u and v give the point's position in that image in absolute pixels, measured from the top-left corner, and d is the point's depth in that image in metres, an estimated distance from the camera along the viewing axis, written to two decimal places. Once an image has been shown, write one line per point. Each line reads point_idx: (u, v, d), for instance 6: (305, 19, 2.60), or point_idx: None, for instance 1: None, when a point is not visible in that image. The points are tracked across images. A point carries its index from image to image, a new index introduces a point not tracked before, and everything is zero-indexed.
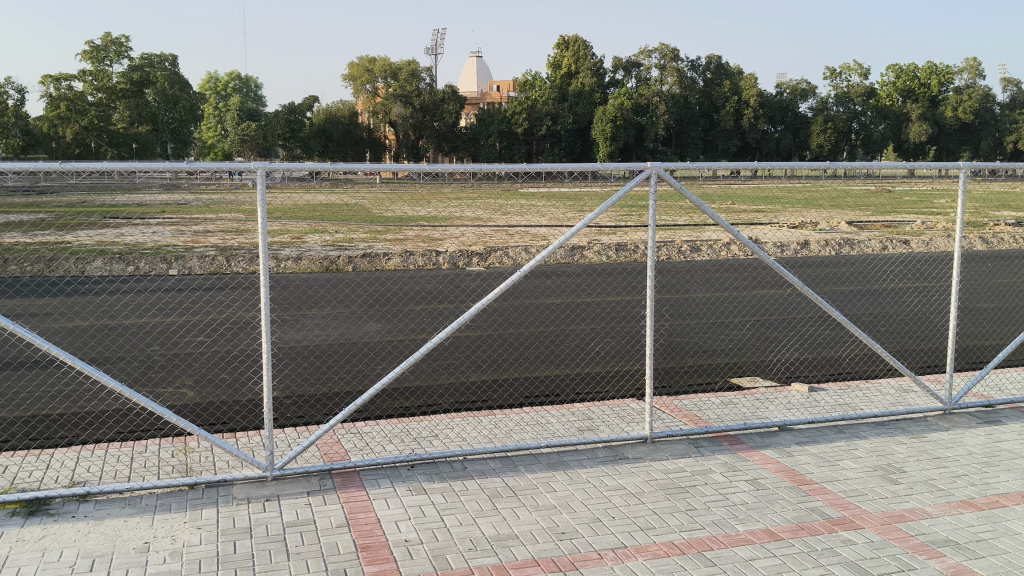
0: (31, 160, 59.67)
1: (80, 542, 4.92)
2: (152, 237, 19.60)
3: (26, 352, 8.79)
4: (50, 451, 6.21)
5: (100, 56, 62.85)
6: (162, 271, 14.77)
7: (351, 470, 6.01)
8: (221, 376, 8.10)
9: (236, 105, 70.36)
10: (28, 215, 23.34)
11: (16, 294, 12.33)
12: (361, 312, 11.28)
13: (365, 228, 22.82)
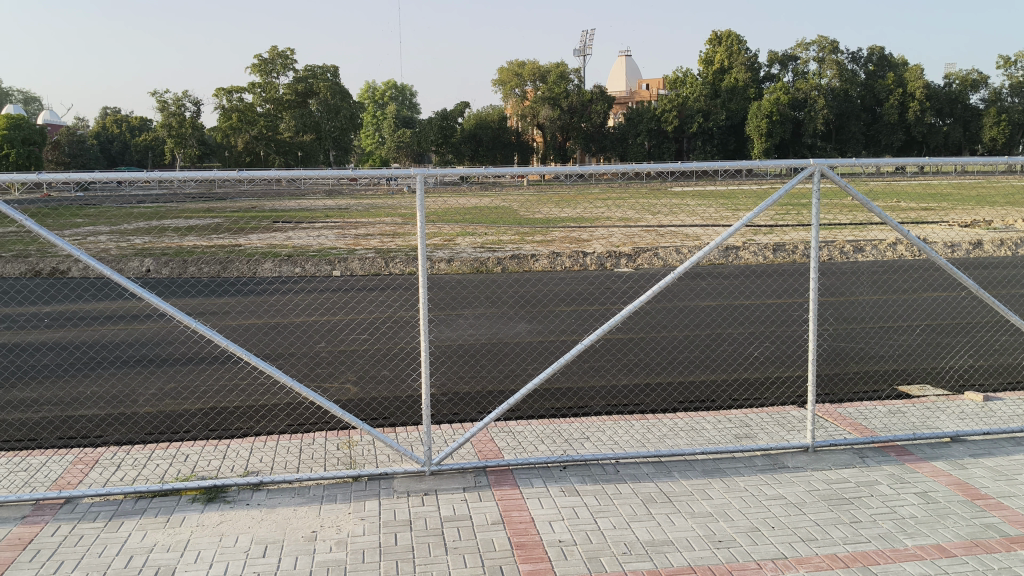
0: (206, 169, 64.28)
1: (253, 529, 5.19)
2: (316, 241, 20.57)
3: (205, 348, 9.38)
4: (227, 442, 6.60)
5: (267, 69, 66.25)
6: (328, 272, 15.46)
7: (505, 468, 6.06)
8: (381, 373, 8.36)
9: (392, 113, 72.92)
10: (207, 221, 24.98)
11: (198, 293, 13.21)
12: (513, 313, 11.41)
13: (516, 229, 23.12)
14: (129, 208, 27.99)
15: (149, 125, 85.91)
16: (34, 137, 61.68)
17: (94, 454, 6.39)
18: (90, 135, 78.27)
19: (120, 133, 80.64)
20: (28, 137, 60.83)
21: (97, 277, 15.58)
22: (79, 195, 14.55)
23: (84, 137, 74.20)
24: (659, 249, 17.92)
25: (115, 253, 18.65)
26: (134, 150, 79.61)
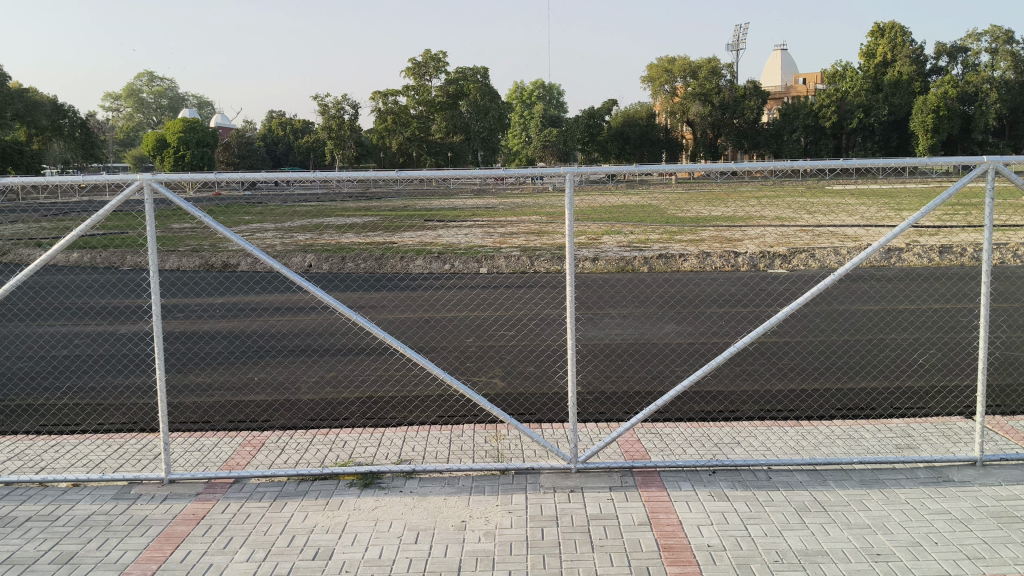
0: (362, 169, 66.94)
1: (406, 515, 5.37)
2: (465, 238, 21.01)
3: (362, 340, 9.77)
4: (382, 430, 6.85)
5: (421, 72, 68.25)
6: (475, 270, 15.76)
7: (652, 469, 6.02)
8: (529, 370, 8.47)
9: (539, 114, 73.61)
10: (362, 218, 25.94)
11: (355, 288, 13.78)
12: (660, 313, 11.31)
13: (663, 228, 22.89)
14: (292, 207, 29.45)
15: (311, 127, 90.07)
16: (208, 139, 65.82)
17: (261, 437, 6.78)
18: (257, 137, 82.86)
19: (284, 135, 84.96)
20: (202, 139, 64.92)
21: (263, 272, 16.48)
22: (247, 193, 15.43)
23: (251, 138, 78.65)
24: (821, 249, 17.42)
25: (280, 249, 19.68)
26: (297, 152, 83.70)
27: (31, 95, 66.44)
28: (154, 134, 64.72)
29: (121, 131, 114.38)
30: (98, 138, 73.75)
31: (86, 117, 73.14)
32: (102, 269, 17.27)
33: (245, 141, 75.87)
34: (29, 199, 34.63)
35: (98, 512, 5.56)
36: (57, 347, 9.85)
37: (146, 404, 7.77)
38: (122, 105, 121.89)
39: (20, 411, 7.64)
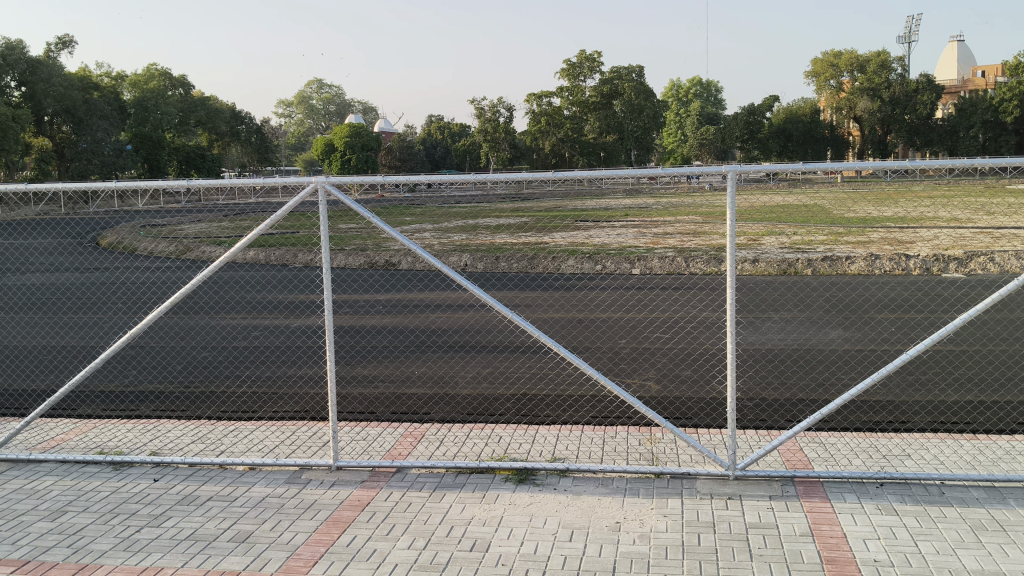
0: (516, 170, 68.16)
1: (561, 513, 5.42)
2: (618, 239, 20.90)
3: (518, 338, 9.93)
4: (537, 428, 6.93)
5: (575, 73, 68.48)
6: (627, 271, 15.70)
7: (814, 479, 5.83)
8: (684, 373, 8.36)
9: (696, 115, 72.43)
10: (515, 219, 26.32)
11: (509, 287, 14.01)
12: (825, 318, 10.90)
13: (826, 230, 22.04)
14: (449, 208, 30.29)
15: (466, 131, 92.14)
16: (372, 143, 68.50)
17: (421, 429, 7.01)
18: (416, 141, 85.72)
19: (440, 138, 87.42)
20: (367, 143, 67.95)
21: (423, 271, 17.02)
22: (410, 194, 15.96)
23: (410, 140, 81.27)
24: (1018, 250, 16.99)
25: (437, 249, 20.22)
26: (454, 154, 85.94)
27: (212, 103, 71.42)
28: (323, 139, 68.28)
29: (292, 136, 121.05)
30: (273, 143, 78.38)
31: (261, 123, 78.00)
32: (276, 267, 18.32)
33: (406, 144, 78.54)
34: (211, 199, 37.19)
35: (272, 494, 5.91)
36: (236, 338, 10.53)
37: (316, 394, 8.18)
38: (293, 112, 129.40)
39: (203, 398, 8.21)
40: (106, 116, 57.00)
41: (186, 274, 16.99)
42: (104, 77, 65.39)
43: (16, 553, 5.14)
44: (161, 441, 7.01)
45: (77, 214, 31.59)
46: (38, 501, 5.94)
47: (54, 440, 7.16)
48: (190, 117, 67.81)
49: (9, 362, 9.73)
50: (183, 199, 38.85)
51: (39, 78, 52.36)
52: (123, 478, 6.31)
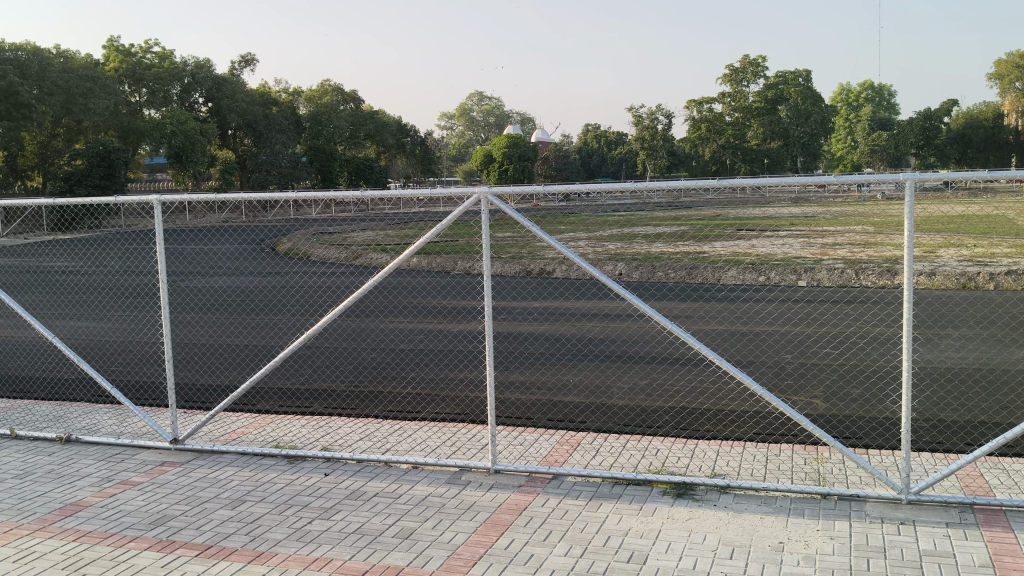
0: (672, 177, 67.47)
1: (720, 530, 5.32)
2: (782, 249, 20.31)
3: (678, 350, 9.83)
4: (696, 442, 6.84)
5: (738, 78, 67.17)
6: (792, 282, 15.23)
7: (996, 508, 5.48)
8: (853, 391, 8.03)
9: (866, 120, 69.20)
10: (675, 228, 26.09)
11: (668, 297, 13.88)
12: (1011, 337, 10.18)
13: (1012, 241, 20.63)
14: (606, 217, 30.30)
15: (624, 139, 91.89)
16: (529, 153, 69.28)
17: (577, 437, 7.06)
18: (574, 150, 86.26)
19: (597, 147, 87.82)
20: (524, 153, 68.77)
21: (580, 279, 17.09)
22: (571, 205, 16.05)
23: (568, 149, 81.92)
24: None
25: (592, 258, 20.23)
26: (611, 163, 85.85)
27: (381, 116, 74.35)
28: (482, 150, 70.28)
29: (453, 147, 124.67)
30: (435, 154, 80.96)
31: (425, 135, 80.66)
32: (439, 273, 18.90)
33: (563, 154, 79.06)
34: (379, 205, 38.68)
35: (433, 493, 6.11)
36: (401, 341, 10.95)
37: (475, 397, 8.40)
38: (455, 123, 133.43)
39: (369, 397, 8.58)
40: (285, 130, 59.60)
41: (356, 279, 17.81)
42: (282, 93, 69.48)
43: (200, 537, 5.55)
44: (332, 438, 7.37)
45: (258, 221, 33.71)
46: (220, 489, 6.39)
47: (235, 432, 7.67)
48: (360, 130, 70.71)
49: (197, 358, 10.49)
50: (353, 208, 40.73)
51: (224, 94, 56.64)
52: (297, 471, 6.69)
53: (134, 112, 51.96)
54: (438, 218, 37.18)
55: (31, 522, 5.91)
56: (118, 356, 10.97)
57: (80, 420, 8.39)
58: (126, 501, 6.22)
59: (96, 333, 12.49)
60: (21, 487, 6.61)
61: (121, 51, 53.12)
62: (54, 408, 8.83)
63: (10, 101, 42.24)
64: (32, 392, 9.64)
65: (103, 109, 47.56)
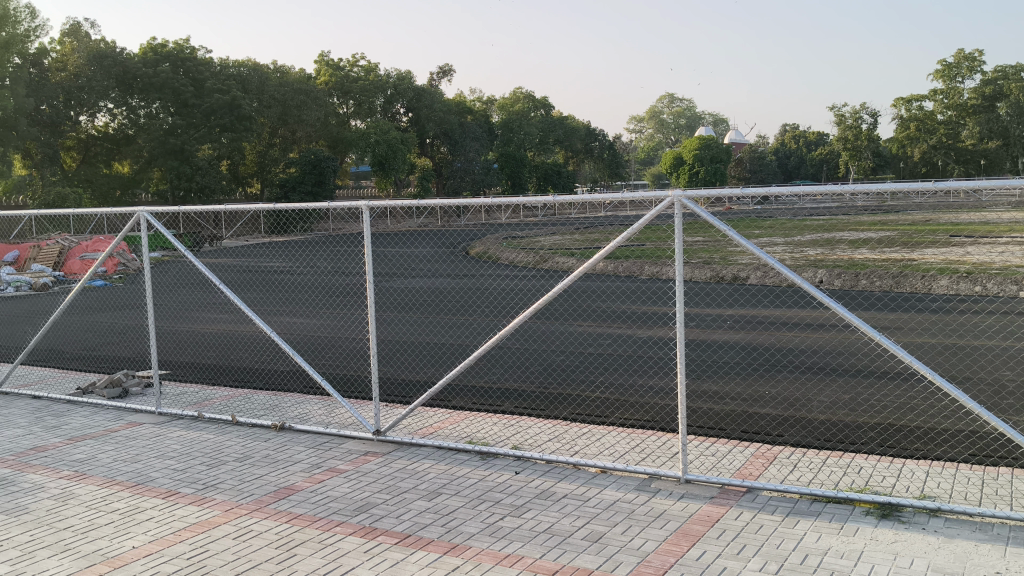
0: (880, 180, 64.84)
1: (931, 555, 4.99)
2: (1002, 258, 18.82)
3: (884, 363, 9.31)
4: (902, 461, 6.47)
5: (952, 73, 62.65)
6: (1014, 293, 14.04)
7: None
8: None
9: None
10: (879, 233, 24.78)
11: (872, 307, 13.20)
12: None
13: None
14: (805, 221, 29.13)
15: (824, 140, 88.26)
16: (723, 154, 68.54)
17: (773, 450, 6.84)
18: (769, 151, 83.66)
19: (796, 149, 85.16)
20: (718, 154, 68.22)
21: (777, 287, 16.51)
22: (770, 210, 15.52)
23: (763, 151, 79.84)
24: None
25: (789, 264, 19.54)
26: (809, 164, 82.51)
27: (570, 122, 75.22)
28: (672, 152, 69.70)
29: (642, 150, 124.83)
30: (624, 158, 80.91)
31: (614, 140, 80.96)
32: (629, 278, 18.83)
33: (757, 156, 77.12)
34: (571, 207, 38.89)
35: (623, 499, 6.09)
36: (590, 344, 11.01)
37: (666, 405, 8.30)
38: (645, 127, 132.96)
39: (558, 399, 8.68)
40: (479, 138, 62.02)
41: (548, 283, 18.03)
42: (477, 102, 72.06)
43: (399, 526, 5.81)
44: (523, 437, 7.51)
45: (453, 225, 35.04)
46: (417, 481, 6.66)
47: (432, 427, 7.98)
48: (550, 136, 71.94)
49: (396, 354, 11.00)
50: (543, 213, 41.56)
51: (423, 104, 58.69)
52: (489, 468, 6.87)
53: (341, 123, 55.57)
54: (630, 223, 37.01)
55: (249, 502, 6.40)
56: (326, 351, 11.69)
57: (292, 409, 9.01)
58: (333, 488, 6.61)
59: (305, 329, 13.39)
60: (241, 469, 7.18)
61: (331, 66, 56.80)
62: (270, 398, 9.52)
63: (234, 114, 46.56)
64: (251, 381, 10.47)
65: (314, 120, 51.22)
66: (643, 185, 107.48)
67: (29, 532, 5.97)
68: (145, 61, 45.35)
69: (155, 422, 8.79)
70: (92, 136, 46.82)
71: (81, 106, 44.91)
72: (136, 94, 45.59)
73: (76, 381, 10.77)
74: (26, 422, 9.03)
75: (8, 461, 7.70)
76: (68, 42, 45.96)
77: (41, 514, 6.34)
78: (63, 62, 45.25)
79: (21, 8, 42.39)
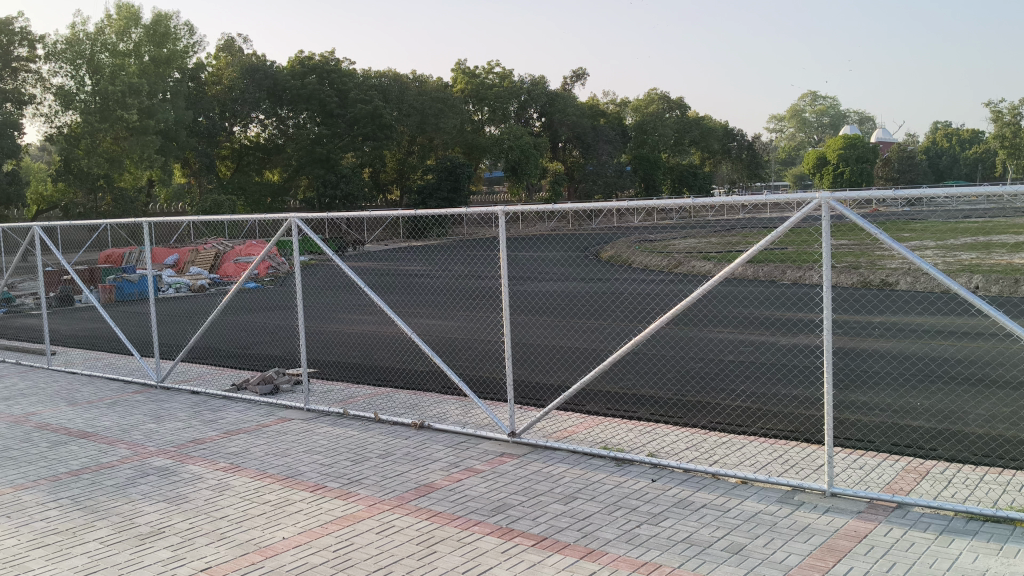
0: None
1: None
2: None
3: None
4: None
5: None
6: None
7: None
8: None
9: None
10: None
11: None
12: None
13: None
14: (960, 223, 27.55)
15: (980, 137, 83.39)
16: (868, 154, 65.92)
17: (925, 465, 6.54)
18: (919, 151, 79.81)
19: (948, 147, 80.84)
20: (862, 155, 65.60)
21: (931, 293, 15.70)
22: (924, 213, 14.78)
23: (911, 150, 76.17)
24: None
25: (942, 270, 18.55)
26: (962, 164, 78.23)
27: (707, 123, 73.78)
28: (813, 153, 67.45)
29: (782, 151, 121.50)
30: (763, 158, 78.80)
31: (753, 140, 79.03)
32: (770, 284, 18.31)
33: (906, 155, 73.81)
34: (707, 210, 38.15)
35: (765, 511, 5.95)
36: (731, 351, 10.80)
37: (810, 416, 8.05)
38: (785, 127, 129.03)
39: (694, 407, 8.56)
40: (612, 141, 61.82)
41: (685, 288, 17.74)
42: (611, 105, 71.88)
43: (536, 528, 5.87)
44: (659, 445, 7.45)
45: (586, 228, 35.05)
46: (553, 484, 6.71)
47: (567, 431, 8.02)
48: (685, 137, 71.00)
49: (530, 357, 11.12)
50: (678, 216, 40.98)
51: (557, 109, 58.86)
52: (625, 474, 6.84)
53: (476, 129, 56.51)
54: (770, 226, 35.92)
55: (392, 498, 6.60)
56: (462, 352, 11.92)
57: (431, 408, 9.24)
58: (471, 487, 6.74)
59: (443, 330, 13.71)
60: (383, 465, 7.42)
61: (467, 73, 57.90)
62: (410, 397, 9.78)
63: (375, 123, 47.85)
64: (392, 380, 10.82)
65: (451, 127, 51.88)
66: (784, 187, 104.31)
67: (188, 520, 6.36)
68: (293, 74, 47.95)
69: (303, 418, 9.18)
70: (245, 145, 49.29)
71: (235, 117, 47.82)
72: (286, 105, 48.04)
73: (230, 378, 11.42)
74: (187, 415, 9.63)
75: (170, 452, 8.22)
76: (223, 57, 49.13)
77: (199, 503, 6.74)
78: (218, 76, 48.27)
79: (181, 25, 45.30)
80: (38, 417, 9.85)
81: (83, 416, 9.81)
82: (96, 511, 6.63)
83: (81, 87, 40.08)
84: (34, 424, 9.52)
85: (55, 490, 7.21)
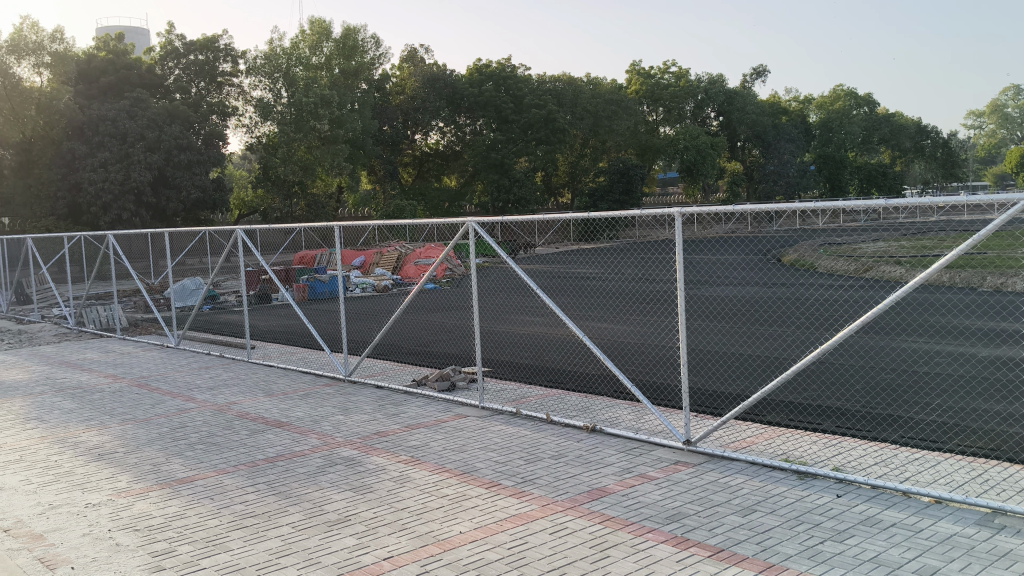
0: None
1: None
2: None
3: None
4: None
5: None
6: None
7: None
8: None
9: None
10: None
11: None
12: None
13: None
14: None
15: None
16: None
17: None
18: None
19: None
20: None
21: None
22: None
23: None
24: None
25: None
26: None
27: (898, 120, 69.82)
28: (1018, 151, 62.33)
29: (983, 149, 113.11)
30: (961, 157, 73.65)
31: (949, 137, 74.06)
32: (970, 291, 17.07)
33: None
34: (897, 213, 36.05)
35: (961, 534, 5.60)
36: (925, 363, 10.18)
37: (1014, 434, 7.49)
38: (987, 123, 120.04)
39: (882, 420, 8.16)
40: (794, 139, 59.66)
41: (874, 295, 16.85)
42: (794, 103, 69.46)
43: (712, 539, 5.78)
44: (844, 459, 7.15)
45: (766, 231, 34.03)
46: (731, 495, 6.58)
47: (745, 441, 7.85)
48: (874, 135, 67.45)
49: (706, 364, 10.92)
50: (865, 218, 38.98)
51: (736, 107, 57.47)
52: (808, 488, 6.62)
53: (651, 130, 56.09)
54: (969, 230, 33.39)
55: (565, 500, 6.70)
56: (635, 356, 11.90)
57: (603, 412, 9.27)
58: (644, 493, 6.73)
59: (617, 334, 13.71)
60: (556, 466, 7.53)
61: (642, 74, 57.70)
62: (581, 400, 9.88)
63: (549, 127, 48.39)
64: (563, 382, 10.95)
65: (625, 130, 51.59)
66: (986, 187, 96.86)
67: (373, 509, 6.70)
68: (471, 82, 49.47)
69: (480, 415, 9.46)
70: (425, 152, 51.44)
71: (416, 125, 49.70)
72: (464, 112, 49.60)
73: (411, 374, 11.92)
74: (371, 409, 10.13)
75: (357, 443, 8.68)
76: (406, 67, 51.05)
77: (382, 493, 7.09)
78: (402, 86, 50.41)
79: (368, 38, 47.61)
80: (239, 407, 10.65)
81: (279, 406, 10.52)
82: (290, 497, 7.11)
83: (278, 100, 42.94)
84: (236, 413, 10.31)
85: (253, 475, 7.78)
